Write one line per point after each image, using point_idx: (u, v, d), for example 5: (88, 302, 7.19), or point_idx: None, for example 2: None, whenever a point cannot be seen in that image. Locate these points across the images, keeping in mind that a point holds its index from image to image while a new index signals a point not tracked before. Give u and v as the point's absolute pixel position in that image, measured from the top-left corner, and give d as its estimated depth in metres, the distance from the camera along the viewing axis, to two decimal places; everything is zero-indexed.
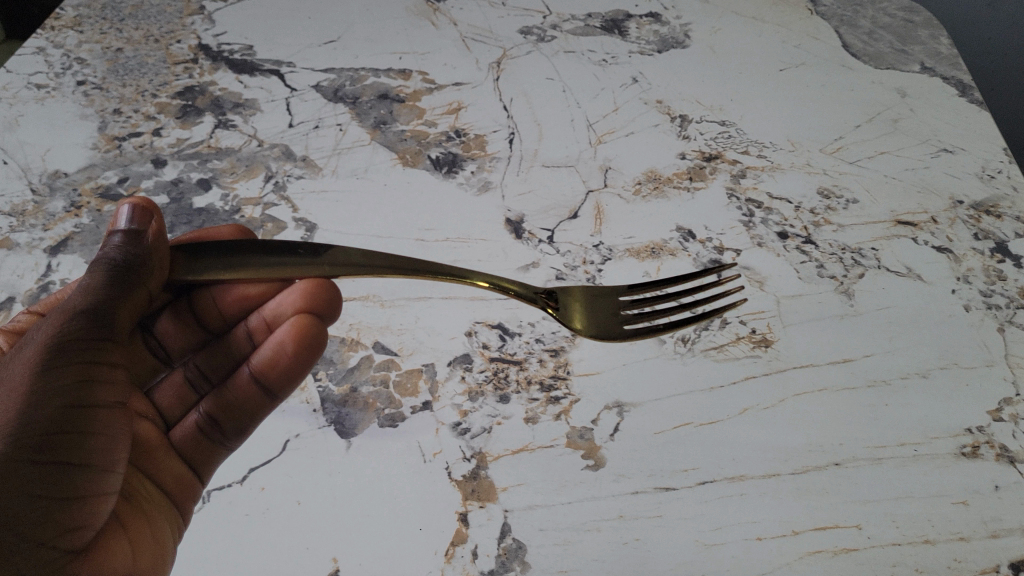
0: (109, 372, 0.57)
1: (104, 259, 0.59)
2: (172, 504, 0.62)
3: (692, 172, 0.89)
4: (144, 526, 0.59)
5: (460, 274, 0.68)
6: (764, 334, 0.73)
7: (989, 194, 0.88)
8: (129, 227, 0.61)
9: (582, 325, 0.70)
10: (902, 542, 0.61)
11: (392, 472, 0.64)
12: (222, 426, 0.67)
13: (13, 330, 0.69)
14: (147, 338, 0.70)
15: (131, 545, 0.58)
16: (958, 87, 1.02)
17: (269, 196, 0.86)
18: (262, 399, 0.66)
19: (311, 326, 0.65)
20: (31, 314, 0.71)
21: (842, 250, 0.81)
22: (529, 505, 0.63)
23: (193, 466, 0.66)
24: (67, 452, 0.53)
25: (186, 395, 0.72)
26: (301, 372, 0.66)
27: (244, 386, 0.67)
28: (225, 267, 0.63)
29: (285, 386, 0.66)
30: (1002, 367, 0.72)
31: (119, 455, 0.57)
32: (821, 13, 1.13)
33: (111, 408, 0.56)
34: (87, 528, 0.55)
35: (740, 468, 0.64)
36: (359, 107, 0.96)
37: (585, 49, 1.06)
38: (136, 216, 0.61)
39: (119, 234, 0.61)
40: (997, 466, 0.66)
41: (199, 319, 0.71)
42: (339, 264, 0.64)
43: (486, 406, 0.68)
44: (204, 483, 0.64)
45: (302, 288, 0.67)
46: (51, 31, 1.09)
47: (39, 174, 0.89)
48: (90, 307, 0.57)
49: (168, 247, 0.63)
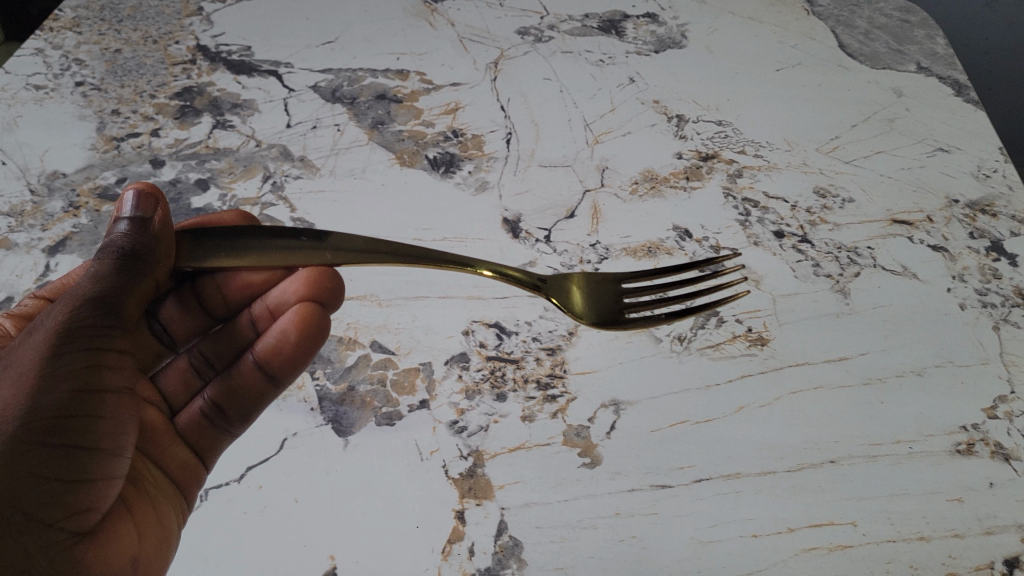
0: (117, 358, 0.57)
1: (111, 247, 0.59)
2: (176, 489, 0.63)
3: (689, 172, 0.89)
4: (150, 508, 0.60)
5: (460, 262, 0.67)
6: (760, 333, 0.74)
7: (984, 193, 0.88)
8: (136, 215, 0.60)
9: (583, 313, 0.71)
10: (897, 539, 0.61)
11: (388, 471, 0.64)
12: (227, 412, 0.67)
13: (21, 314, 0.70)
14: (152, 323, 0.71)
15: (136, 529, 0.58)
16: (954, 87, 1.02)
17: (267, 196, 0.86)
18: (268, 386, 0.67)
19: (313, 315, 0.65)
20: (38, 299, 0.72)
21: (837, 249, 0.81)
22: (525, 503, 0.63)
23: (197, 451, 0.66)
24: (75, 433, 0.54)
25: (190, 381, 0.72)
26: (303, 360, 0.65)
27: (249, 374, 0.67)
28: (229, 254, 0.63)
29: (287, 374, 0.66)
30: (996, 365, 0.72)
31: (127, 439, 0.58)
32: (818, 13, 1.13)
33: (118, 393, 0.57)
34: (94, 512, 0.56)
35: (736, 465, 0.65)
36: (357, 108, 0.97)
37: (582, 49, 1.06)
38: (141, 203, 0.60)
39: (125, 221, 0.60)
40: (992, 464, 0.66)
41: (203, 305, 0.72)
42: (340, 250, 0.64)
43: (483, 405, 0.68)
44: (207, 468, 0.65)
45: (306, 277, 0.67)
46: (50, 32, 1.09)
47: (37, 174, 0.89)
48: (100, 295, 0.57)
49: (173, 233, 0.63)
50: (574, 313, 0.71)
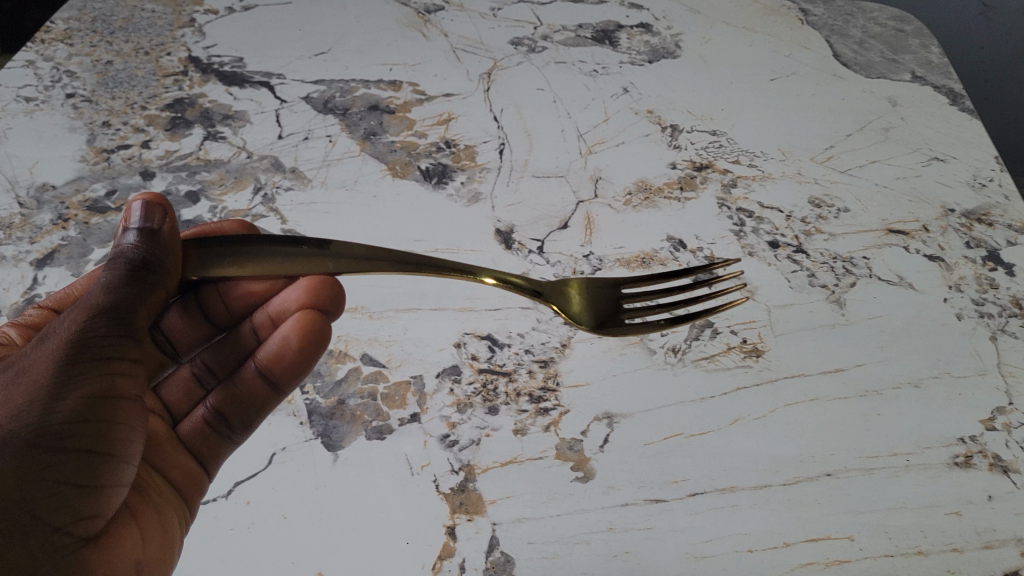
0: (130, 365, 0.56)
1: (119, 258, 0.57)
2: (179, 497, 0.63)
3: (683, 182, 0.88)
4: (154, 516, 0.61)
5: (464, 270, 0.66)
6: (755, 344, 0.73)
7: (980, 202, 0.88)
8: (146, 227, 0.58)
9: (581, 317, 0.71)
10: (894, 554, 0.60)
11: (378, 485, 0.64)
12: (229, 417, 0.67)
13: (27, 324, 0.69)
14: (155, 333, 0.70)
15: (141, 535, 0.59)
16: (949, 95, 1.02)
17: (258, 208, 0.85)
18: (268, 391, 0.66)
19: (316, 322, 0.65)
20: (44, 309, 0.70)
21: (833, 259, 0.81)
22: (517, 518, 0.62)
23: (202, 459, 0.66)
24: (89, 440, 0.54)
25: (193, 391, 0.72)
26: (305, 366, 0.65)
27: (249, 380, 0.67)
28: (231, 264, 0.62)
29: (289, 380, 0.66)
30: (994, 376, 0.71)
31: (136, 447, 0.58)
32: (812, 23, 1.13)
33: (131, 400, 0.57)
34: (99, 517, 0.56)
35: (730, 479, 0.64)
36: (349, 119, 0.96)
37: (575, 59, 1.05)
38: (150, 214, 0.59)
39: (134, 232, 0.58)
40: (990, 476, 0.65)
41: (208, 318, 0.71)
42: (342, 259, 0.63)
43: (475, 418, 0.68)
44: (209, 476, 0.65)
45: (306, 288, 0.66)
46: (41, 44, 1.08)
47: (26, 186, 0.89)
48: (113, 307, 0.55)
49: (181, 243, 0.61)
50: (572, 318, 0.71)
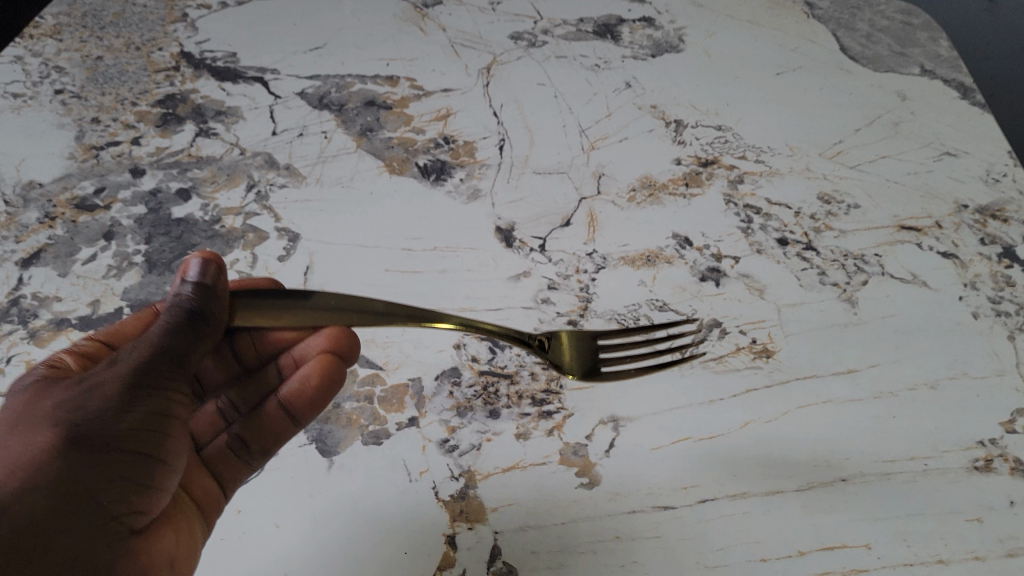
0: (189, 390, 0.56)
1: (175, 307, 0.56)
2: (199, 511, 0.59)
3: (688, 178, 0.86)
4: (185, 517, 0.58)
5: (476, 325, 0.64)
6: (765, 344, 0.71)
7: (994, 198, 0.85)
8: (202, 282, 0.57)
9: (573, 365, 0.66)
10: (913, 562, 0.58)
11: (374, 492, 0.61)
12: (247, 443, 0.63)
13: (81, 353, 0.63)
14: None
15: (176, 538, 0.56)
16: (959, 90, 0.99)
17: (251, 206, 0.83)
18: (286, 422, 0.63)
19: (335, 363, 0.64)
20: (96, 341, 0.64)
21: (844, 257, 0.78)
22: (520, 527, 0.59)
23: (221, 481, 0.62)
24: (155, 447, 0.53)
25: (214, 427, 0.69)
26: (323, 403, 0.64)
27: (267, 410, 0.64)
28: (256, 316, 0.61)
29: (307, 416, 0.63)
30: (1014, 377, 0.69)
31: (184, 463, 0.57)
32: (818, 16, 1.10)
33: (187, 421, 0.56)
34: (145, 513, 0.54)
35: (741, 485, 0.61)
36: (345, 115, 0.94)
37: (576, 54, 1.03)
38: (207, 271, 0.58)
39: (190, 285, 0.57)
40: (1012, 481, 0.62)
41: (234, 353, 0.70)
42: (363, 313, 0.62)
43: (475, 422, 0.65)
44: (226, 496, 0.61)
45: (329, 329, 0.64)
46: (29, 39, 1.06)
47: (12, 184, 0.86)
48: (179, 338, 0.55)
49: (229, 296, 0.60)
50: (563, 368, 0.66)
